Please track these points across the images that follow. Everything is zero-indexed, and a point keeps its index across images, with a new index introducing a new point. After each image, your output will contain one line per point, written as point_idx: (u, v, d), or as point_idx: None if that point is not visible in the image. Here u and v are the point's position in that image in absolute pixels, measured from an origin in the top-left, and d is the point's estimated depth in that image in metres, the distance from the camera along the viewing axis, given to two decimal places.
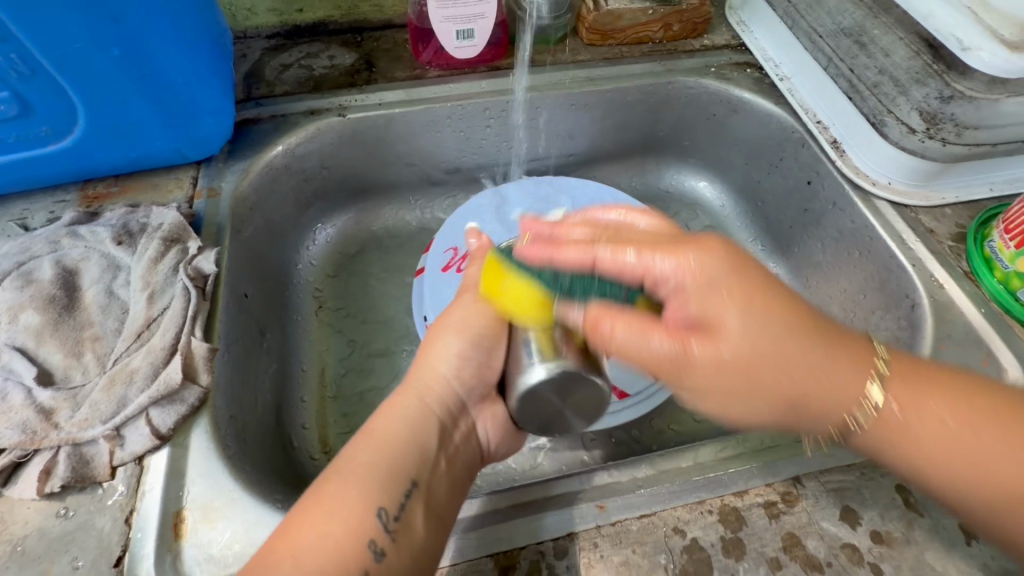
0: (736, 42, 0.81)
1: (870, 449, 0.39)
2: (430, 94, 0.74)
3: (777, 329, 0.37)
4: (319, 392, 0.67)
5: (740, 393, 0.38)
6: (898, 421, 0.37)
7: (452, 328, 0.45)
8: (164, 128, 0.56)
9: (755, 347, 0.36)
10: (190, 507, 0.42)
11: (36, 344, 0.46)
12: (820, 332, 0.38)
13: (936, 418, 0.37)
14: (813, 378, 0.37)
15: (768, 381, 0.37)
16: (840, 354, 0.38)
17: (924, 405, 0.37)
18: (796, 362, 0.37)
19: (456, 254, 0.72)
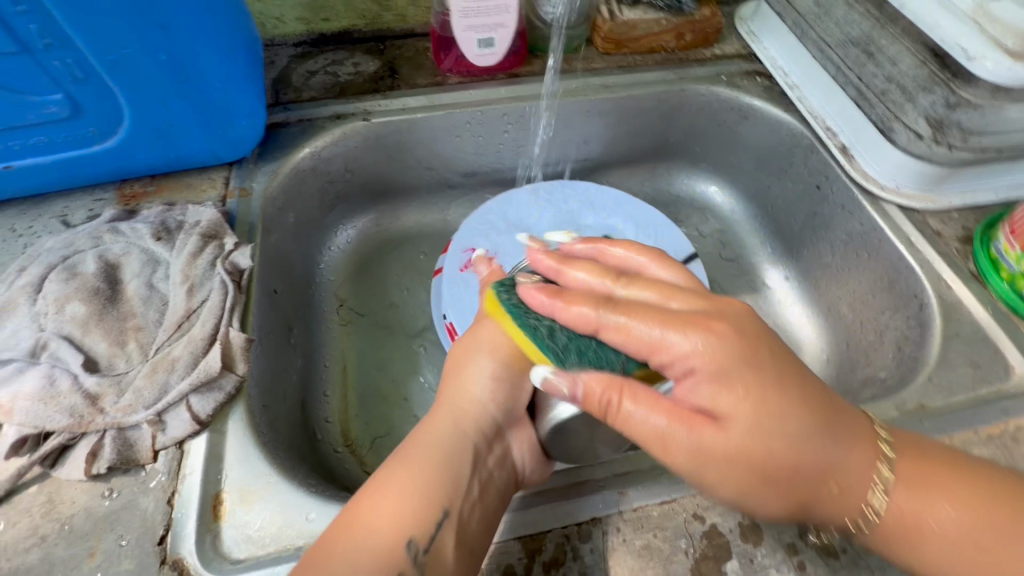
0: (746, 52, 0.84)
1: (871, 544, 0.40)
2: (451, 100, 0.76)
3: (783, 421, 0.36)
4: (341, 388, 0.69)
5: (731, 467, 0.36)
6: (926, 524, 0.38)
7: (483, 352, 0.48)
8: (201, 130, 0.59)
9: (759, 440, 0.35)
10: (228, 489, 0.44)
11: (82, 333, 0.48)
12: (827, 417, 0.37)
13: (952, 523, 0.37)
14: (807, 460, 0.36)
15: (769, 462, 0.36)
16: (844, 434, 0.38)
17: (939, 508, 0.38)
18: (795, 444, 0.36)
19: (474, 254, 0.75)
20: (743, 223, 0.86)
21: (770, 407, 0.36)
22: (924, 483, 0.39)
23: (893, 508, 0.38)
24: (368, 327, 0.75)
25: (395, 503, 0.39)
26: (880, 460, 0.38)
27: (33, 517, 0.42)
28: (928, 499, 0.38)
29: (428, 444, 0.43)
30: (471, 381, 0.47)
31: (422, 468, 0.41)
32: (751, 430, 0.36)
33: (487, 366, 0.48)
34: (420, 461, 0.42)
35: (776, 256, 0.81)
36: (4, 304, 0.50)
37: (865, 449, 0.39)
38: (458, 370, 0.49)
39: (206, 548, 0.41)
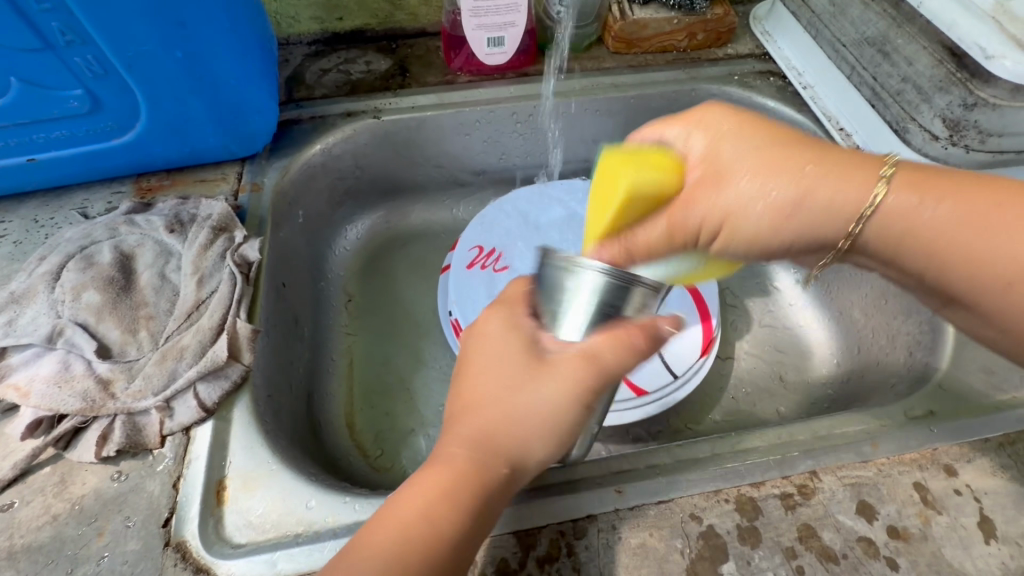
0: (759, 52, 0.83)
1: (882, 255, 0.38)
2: (460, 98, 0.77)
3: (770, 152, 0.39)
4: (347, 382, 0.70)
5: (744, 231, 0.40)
6: (914, 214, 0.36)
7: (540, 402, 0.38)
8: (216, 126, 0.60)
9: (755, 203, 0.39)
10: (231, 476, 0.45)
11: (96, 320, 0.49)
12: (828, 161, 0.38)
13: (944, 213, 0.35)
14: (810, 196, 0.37)
15: (808, 229, 0.38)
16: (852, 174, 0.37)
17: (938, 209, 0.35)
18: (790, 163, 0.38)
19: (481, 252, 0.75)
20: None
21: (809, 182, 0.37)
22: (917, 187, 0.36)
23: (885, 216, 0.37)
24: (375, 323, 0.76)
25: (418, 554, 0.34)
26: (878, 173, 0.36)
27: (45, 496, 0.43)
28: (916, 188, 0.36)
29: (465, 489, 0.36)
30: (526, 433, 0.38)
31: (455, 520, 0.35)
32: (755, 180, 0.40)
33: (549, 426, 0.40)
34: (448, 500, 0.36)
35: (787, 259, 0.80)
36: (24, 291, 0.51)
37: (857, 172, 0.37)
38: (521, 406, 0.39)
39: (209, 533, 0.42)
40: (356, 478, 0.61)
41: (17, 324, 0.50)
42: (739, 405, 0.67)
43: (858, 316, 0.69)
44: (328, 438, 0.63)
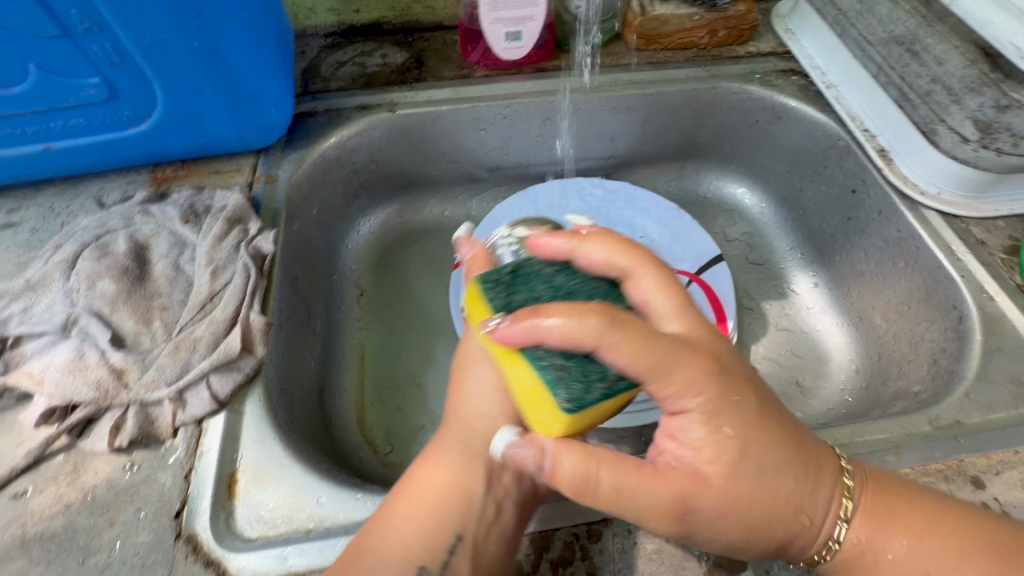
0: (781, 50, 0.81)
1: None
2: (476, 93, 0.76)
3: (763, 468, 0.37)
4: (358, 377, 0.70)
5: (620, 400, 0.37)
6: (879, 554, 0.40)
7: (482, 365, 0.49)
8: (231, 117, 0.60)
9: (724, 459, 0.36)
10: (243, 469, 0.44)
11: (111, 310, 0.49)
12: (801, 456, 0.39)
13: (908, 550, 0.39)
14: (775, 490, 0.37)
15: (757, 516, 0.37)
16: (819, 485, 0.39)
17: (907, 535, 0.39)
18: (769, 488, 0.37)
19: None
20: (773, 226, 0.83)
21: (735, 403, 0.36)
22: (891, 516, 0.40)
23: (854, 541, 0.40)
24: (386, 318, 0.76)
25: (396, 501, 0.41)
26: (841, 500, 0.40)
27: (57, 485, 0.43)
28: (881, 518, 0.40)
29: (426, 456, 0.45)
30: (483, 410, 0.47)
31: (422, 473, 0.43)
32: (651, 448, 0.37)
33: (483, 375, 0.48)
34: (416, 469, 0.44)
35: (806, 262, 0.79)
36: (40, 279, 0.51)
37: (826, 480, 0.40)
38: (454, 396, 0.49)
39: (220, 527, 0.41)
40: (366, 474, 0.61)
41: (32, 311, 0.50)
42: None
43: (880, 321, 0.68)
44: (338, 433, 0.63)
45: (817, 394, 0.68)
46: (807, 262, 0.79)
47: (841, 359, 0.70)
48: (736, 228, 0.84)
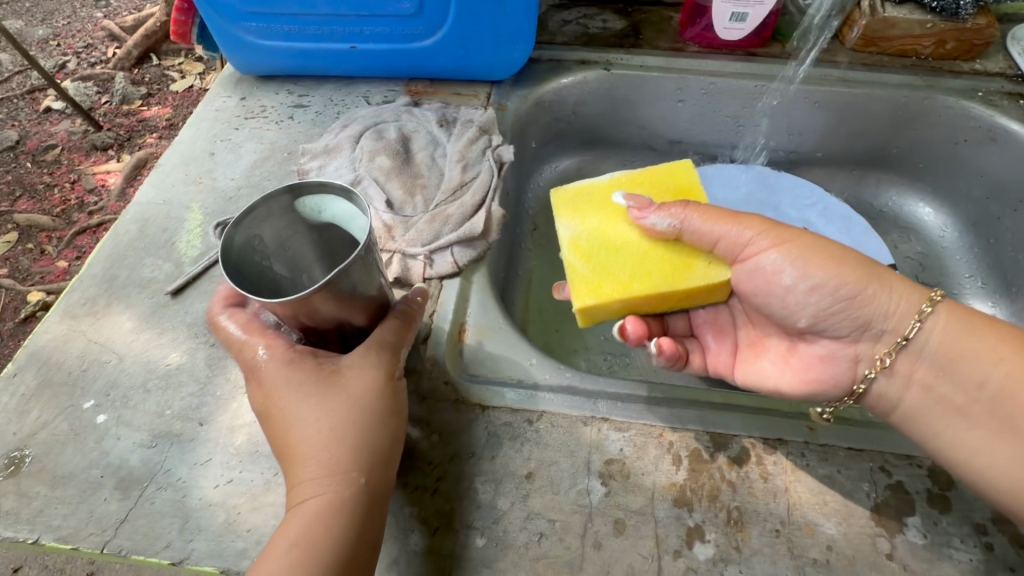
0: (1012, 72, 0.78)
1: (914, 381, 0.47)
2: (687, 66, 0.81)
3: (861, 277, 0.47)
4: (526, 296, 0.79)
5: (828, 260, 0.48)
6: (953, 346, 0.45)
7: (293, 399, 0.41)
8: (491, 48, 0.71)
9: (825, 277, 0.48)
10: (470, 323, 0.54)
11: (384, 180, 0.61)
12: (881, 278, 0.48)
13: (980, 352, 0.44)
14: (894, 307, 0.47)
15: (860, 312, 0.48)
16: (910, 296, 0.47)
17: (982, 348, 0.44)
18: (872, 298, 0.47)
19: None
20: (955, 252, 0.83)
21: (819, 246, 0.49)
22: (967, 330, 0.45)
23: (925, 342, 0.46)
24: (555, 253, 0.85)
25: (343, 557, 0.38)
26: (922, 303, 0.47)
27: None
28: (956, 327, 0.46)
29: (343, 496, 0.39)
30: (323, 440, 0.40)
31: (349, 520, 0.39)
32: (875, 280, 0.47)
33: (305, 410, 0.41)
34: (338, 512, 0.39)
35: (988, 291, 0.78)
36: (332, 146, 0.65)
37: (911, 296, 0.47)
38: (331, 441, 0.40)
39: (453, 360, 0.51)
40: None
41: (326, 169, 0.63)
42: None
43: None
44: None
45: None
46: (989, 292, 0.78)
47: None
48: (910, 246, 0.85)
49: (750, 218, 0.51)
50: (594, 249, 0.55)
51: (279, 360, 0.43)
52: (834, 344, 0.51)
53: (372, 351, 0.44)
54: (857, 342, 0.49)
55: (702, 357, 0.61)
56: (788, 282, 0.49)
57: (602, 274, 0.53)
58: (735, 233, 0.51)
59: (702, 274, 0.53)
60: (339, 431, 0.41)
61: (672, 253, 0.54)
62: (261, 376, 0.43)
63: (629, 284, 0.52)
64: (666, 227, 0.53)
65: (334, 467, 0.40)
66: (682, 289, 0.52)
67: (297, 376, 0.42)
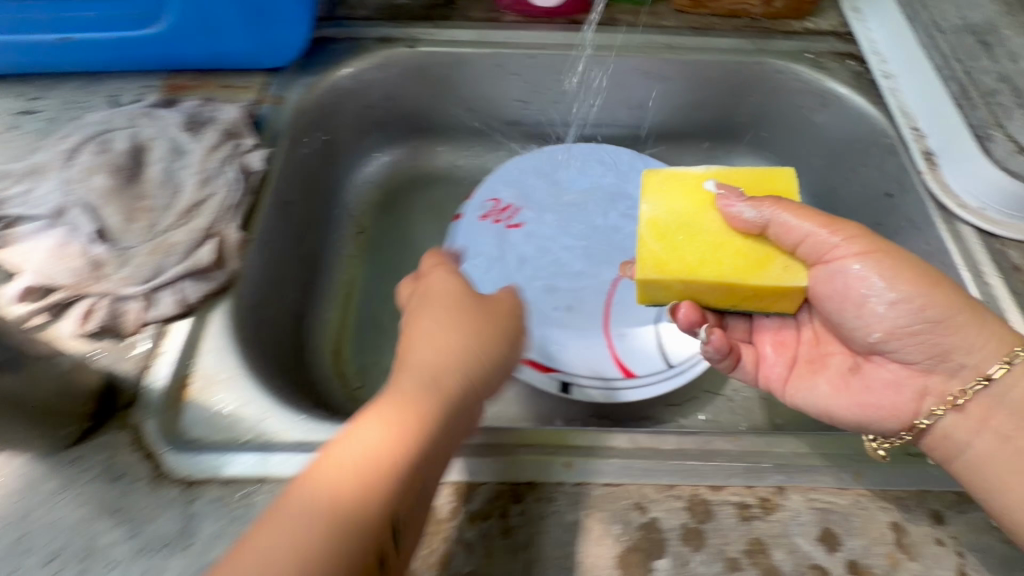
0: (843, 30, 0.73)
1: (1000, 435, 0.42)
2: (501, 38, 0.72)
3: (952, 300, 0.43)
4: (342, 313, 0.71)
5: (926, 281, 0.44)
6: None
7: (428, 341, 0.42)
8: (245, 29, 0.61)
9: (918, 294, 0.44)
10: (198, 374, 0.47)
11: (100, 204, 0.51)
12: (976, 310, 0.43)
13: None
14: (963, 341, 0.43)
15: (948, 339, 0.44)
16: (987, 331, 0.43)
17: None
18: (960, 323, 0.43)
19: (498, 206, 0.77)
20: None
21: (920, 266, 0.45)
22: None
23: (1005, 392, 0.43)
24: (381, 259, 0.77)
25: (343, 547, 0.32)
26: (1013, 346, 0.42)
27: None
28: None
29: (400, 494, 0.34)
30: (403, 394, 0.38)
31: (399, 486, 0.34)
32: (965, 309, 0.43)
33: (430, 354, 0.41)
34: (371, 460, 0.34)
35: None
36: (43, 164, 0.53)
37: (995, 340, 0.43)
38: (399, 412, 0.37)
39: (168, 422, 0.44)
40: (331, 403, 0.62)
41: (32, 194, 0.52)
42: (724, 404, 0.66)
43: None
44: (313, 359, 0.65)
45: None
46: None
47: None
48: None
49: (850, 225, 0.46)
50: (674, 232, 0.48)
51: (483, 309, 0.46)
52: (906, 368, 0.47)
53: (496, 341, 0.44)
54: (930, 372, 0.46)
55: (756, 366, 0.54)
56: (869, 288, 0.45)
57: (694, 269, 0.46)
58: (831, 239, 0.45)
59: (778, 273, 0.46)
60: (444, 396, 0.39)
61: (753, 246, 0.47)
62: (458, 319, 0.44)
63: (695, 270, 0.46)
64: (757, 216, 0.46)
65: (419, 468, 0.36)
66: (751, 285, 0.46)
67: (433, 317, 0.44)
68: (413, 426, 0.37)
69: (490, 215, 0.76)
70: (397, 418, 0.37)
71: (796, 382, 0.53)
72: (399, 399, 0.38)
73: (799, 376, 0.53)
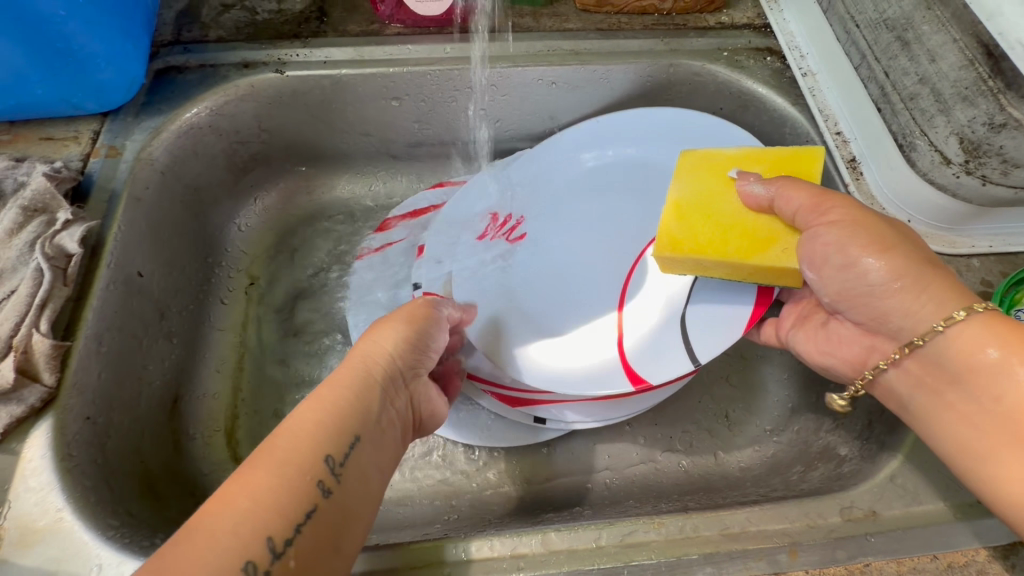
0: (760, 23, 0.68)
1: (931, 399, 0.38)
2: (384, 55, 0.63)
3: (908, 265, 0.39)
4: (232, 380, 0.61)
5: (897, 254, 0.39)
6: (970, 355, 0.36)
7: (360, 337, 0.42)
8: (47, 74, 0.50)
9: (885, 262, 0.39)
10: (7, 525, 0.37)
11: None
12: (930, 273, 0.38)
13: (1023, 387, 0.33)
14: (916, 311, 0.38)
15: (883, 304, 0.40)
16: (927, 298, 0.38)
17: None
18: (924, 295, 0.38)
19: (496, 220, 0.61)
20: None
21: (887, 235, 0.40)
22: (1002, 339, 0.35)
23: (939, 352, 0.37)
24: (277, 310, 0.66)
25: (279, 480, 0.30)
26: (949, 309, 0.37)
27: None
28: (1000, 337, 0.35)
29: (333, 439, 0.33)
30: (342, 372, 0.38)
31: (344, 437, 0.34)
32: (914, 278, 0.38)
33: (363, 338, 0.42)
34: (322, 423, 0.33)
35: None
36: None
37: (938, 292, 0.37)
38: (343, 383, 0.37)
39: None
40: None
41: None
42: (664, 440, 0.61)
43: None
44: (194, 447, 0.56)
45: (746, 431, 0.61)
46: None
47: (779, 396, 0.61)
48: None
49: (837, 194, 0.42)
50: (694, 213, 0.45)
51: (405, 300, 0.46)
52: (857, 327, 0.44)
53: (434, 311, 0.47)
54: (876, 334, 0.42)
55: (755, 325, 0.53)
56: (833, 254, 0.40)
57: (699, 245, 0.43)
58: (830, 212, 0.40)
59: (780, 253, 0.42)
60: (378, 371, 0.39)
61: (762, 224, 0.44)
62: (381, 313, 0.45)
63: (705, 245, 0.43)
64: (765, 191, 0.43)
65: (355, 420, 0.35)
66: (756, 264, 0.42)
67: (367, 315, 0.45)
68: (338, 391, 0.36)
69: (483, 236, 0.60)
70: (327, 389, 0.36)
71: (791, 336, 0.50)
72: (336, 379, 0.37)
73: (790, 327, 0.50)
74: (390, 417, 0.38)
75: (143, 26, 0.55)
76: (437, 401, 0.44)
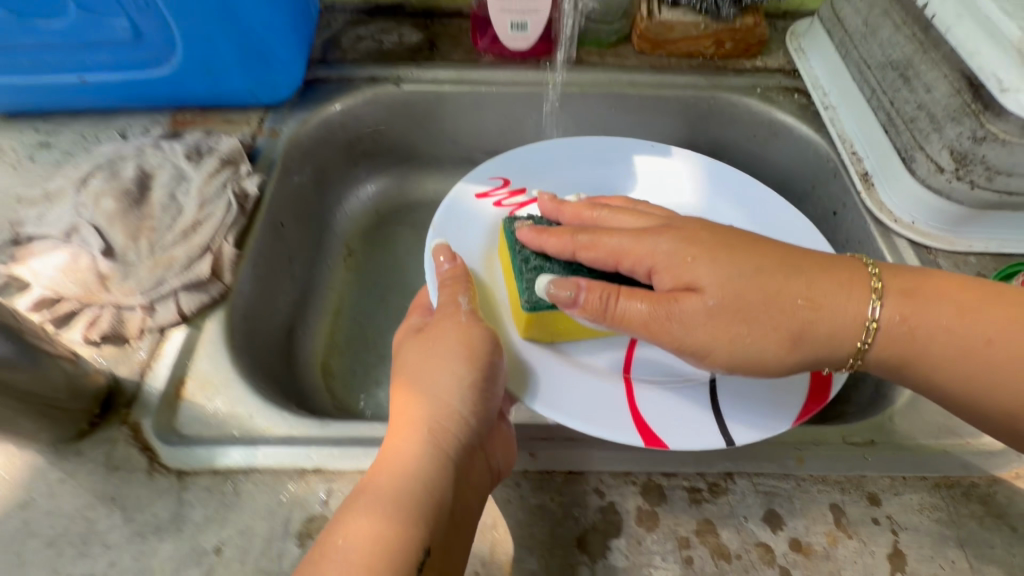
0: (789, 69, 0.81)
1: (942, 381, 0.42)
2: (478, 78, 0.79)
3: (831, 282, 0.43)
4: (330, 324, 0.74)
5: (737, 249, 0.44)
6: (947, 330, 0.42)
7: (419, 392, 0.43)
8: (241, 71, 0.67)
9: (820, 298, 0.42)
10: (191, 378, 0.50)
11: (107, 224, 0.55)
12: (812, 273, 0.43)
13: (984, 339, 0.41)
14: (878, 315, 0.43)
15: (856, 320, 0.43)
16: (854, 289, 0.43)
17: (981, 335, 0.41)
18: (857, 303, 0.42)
19: (504, 186, 0.65)
20: None
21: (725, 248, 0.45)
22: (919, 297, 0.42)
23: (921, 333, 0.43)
24: (369, 275, 0.80)
25: None
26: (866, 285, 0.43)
27: None
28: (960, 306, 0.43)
29: (406, 547, 0.36)
30: (404, 452, 0.40)
31: (415, 539, 0.36)
32: (813, 282, 0.43)
33: (424, 400, 0.43)
34: (388, 527, 0.36)
35: None
36: (56, 190, 0.58)
37: (849, 290, 0.43)
38: (408, 468, 0.39)
39: (164, 418, 0.47)
40: (320, 409, 0.65)
41: (45, 217, 0.57)
42: None
43: None
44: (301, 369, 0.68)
45: None
46: None
47: None
48: None
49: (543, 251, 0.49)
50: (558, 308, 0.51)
51: (461, 339, 0.45)
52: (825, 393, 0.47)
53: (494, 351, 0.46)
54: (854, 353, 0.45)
55: None
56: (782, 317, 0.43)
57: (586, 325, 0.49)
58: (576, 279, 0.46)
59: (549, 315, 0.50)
60: (437, 449, 0.40)
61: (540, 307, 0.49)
62: (434, 364, 0.44)
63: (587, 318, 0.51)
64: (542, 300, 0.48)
65: (425, 518, 0.37)
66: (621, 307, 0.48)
67: (422, 352, 0.46)
68: (403, 483, 0.38)
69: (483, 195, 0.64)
70: (393, 479, 0.38)
71: None
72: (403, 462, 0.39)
73: None
74: (458, 494, 0.40)
75: (305, 42, 0.73)
76: (505, 454, 0.45)
